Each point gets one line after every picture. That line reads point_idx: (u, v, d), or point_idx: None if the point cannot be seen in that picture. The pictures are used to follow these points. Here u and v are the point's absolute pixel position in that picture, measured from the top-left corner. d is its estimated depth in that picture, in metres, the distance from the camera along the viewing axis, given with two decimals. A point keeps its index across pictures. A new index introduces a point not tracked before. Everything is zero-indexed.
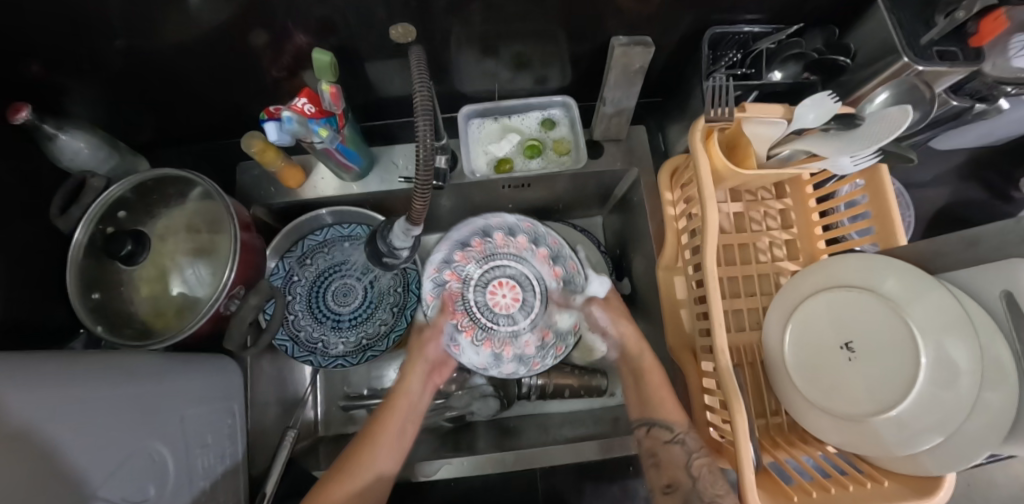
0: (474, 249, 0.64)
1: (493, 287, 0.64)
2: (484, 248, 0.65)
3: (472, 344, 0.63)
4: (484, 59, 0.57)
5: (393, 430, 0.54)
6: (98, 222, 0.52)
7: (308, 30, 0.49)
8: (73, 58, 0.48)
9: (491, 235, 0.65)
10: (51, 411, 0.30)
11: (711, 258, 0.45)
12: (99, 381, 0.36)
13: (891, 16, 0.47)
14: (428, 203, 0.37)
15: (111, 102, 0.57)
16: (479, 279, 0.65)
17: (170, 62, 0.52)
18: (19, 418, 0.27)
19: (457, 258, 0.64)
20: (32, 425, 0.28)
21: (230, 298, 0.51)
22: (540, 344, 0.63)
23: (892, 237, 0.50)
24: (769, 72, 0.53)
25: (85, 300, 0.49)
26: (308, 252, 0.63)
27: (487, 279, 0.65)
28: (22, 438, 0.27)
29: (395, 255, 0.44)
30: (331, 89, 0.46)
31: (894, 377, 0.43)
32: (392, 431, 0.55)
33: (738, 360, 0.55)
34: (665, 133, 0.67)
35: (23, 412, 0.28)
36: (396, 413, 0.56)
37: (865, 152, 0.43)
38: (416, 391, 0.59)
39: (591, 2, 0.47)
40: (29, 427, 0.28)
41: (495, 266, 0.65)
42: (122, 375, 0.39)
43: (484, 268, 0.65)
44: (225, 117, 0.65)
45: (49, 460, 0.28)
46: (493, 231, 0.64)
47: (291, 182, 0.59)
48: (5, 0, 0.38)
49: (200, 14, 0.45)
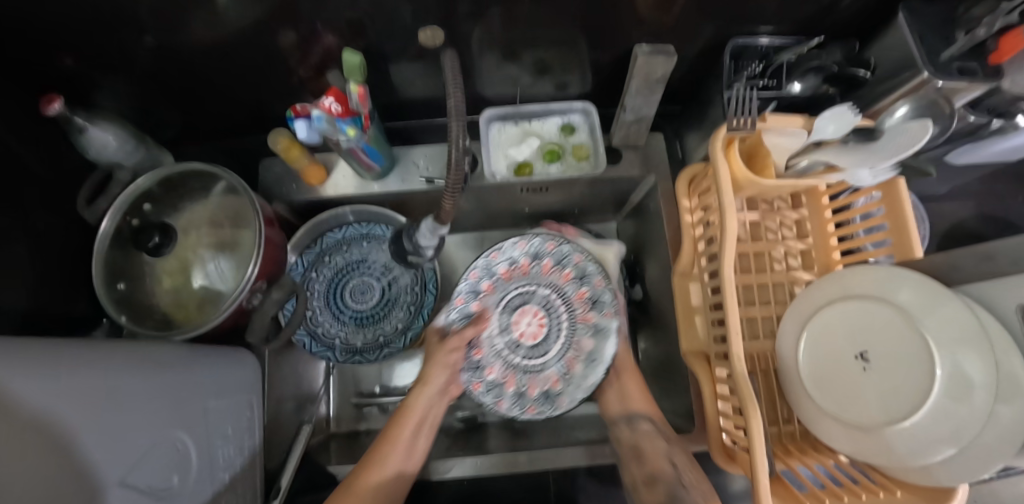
0: (519, 268, 0.63)
1: (520, 312, 0.63)
2: (529, 268, 0.64)
3: (495, 382, 0.61)
4: (507, 65, 0.58)
5: (402, 437, 0.53)
6: (125, 213, 0.53)
7: (337, 31, 0.50)
8: (105, 52, 0.49)
9: (518, 262, 0.63)
10: (73, 397, 0.30)
11: (729, 265, 0.45)
12: (124, 370, 0.36)
13: (912, 31, 0.47)
14: (457, 202, 0.38)
15: (139, 97, 0.57)
16: (503, 307, 0.63)
17: (199, 59, 0.53)
18: (40, 405, 0.28)
19: (482, 287, 0.63)
20: (54, 411, 0.28)
21: (253, 292, 0.52)
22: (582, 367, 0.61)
23: (909, 249, 0.50)
24: (788, 83, 0.53)
25: (111, 290, 0.50)
26: (327, 249, 0.63)
27: (514, 304, 0.63)
28: (40, 423, 0.27)
29: (420, 254, 0.44)
30: (359, 90, 0.47)
31: (908, 389, 0.43)
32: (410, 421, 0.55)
33: (752, 367, 0.55)
34: (682, 141, 0.67)
35: (43, 397, 0.28)
36: (406, 424, 0.55)
37: (884, 166, 0.44)
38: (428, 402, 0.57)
39: (615, 10, 0.48)
40: (48, 414, 0.28)
41: (528, 294, 0.63)
42: (148, 365, 0.39)
43: (507, 297, 0.63)
44: (248, 115, 0.66)
45: (69, 447, 0.29)
46: (519, 257, 0.63)
47: (313, 179, 0.59)
48: None
49: (233, 13, 0.46)
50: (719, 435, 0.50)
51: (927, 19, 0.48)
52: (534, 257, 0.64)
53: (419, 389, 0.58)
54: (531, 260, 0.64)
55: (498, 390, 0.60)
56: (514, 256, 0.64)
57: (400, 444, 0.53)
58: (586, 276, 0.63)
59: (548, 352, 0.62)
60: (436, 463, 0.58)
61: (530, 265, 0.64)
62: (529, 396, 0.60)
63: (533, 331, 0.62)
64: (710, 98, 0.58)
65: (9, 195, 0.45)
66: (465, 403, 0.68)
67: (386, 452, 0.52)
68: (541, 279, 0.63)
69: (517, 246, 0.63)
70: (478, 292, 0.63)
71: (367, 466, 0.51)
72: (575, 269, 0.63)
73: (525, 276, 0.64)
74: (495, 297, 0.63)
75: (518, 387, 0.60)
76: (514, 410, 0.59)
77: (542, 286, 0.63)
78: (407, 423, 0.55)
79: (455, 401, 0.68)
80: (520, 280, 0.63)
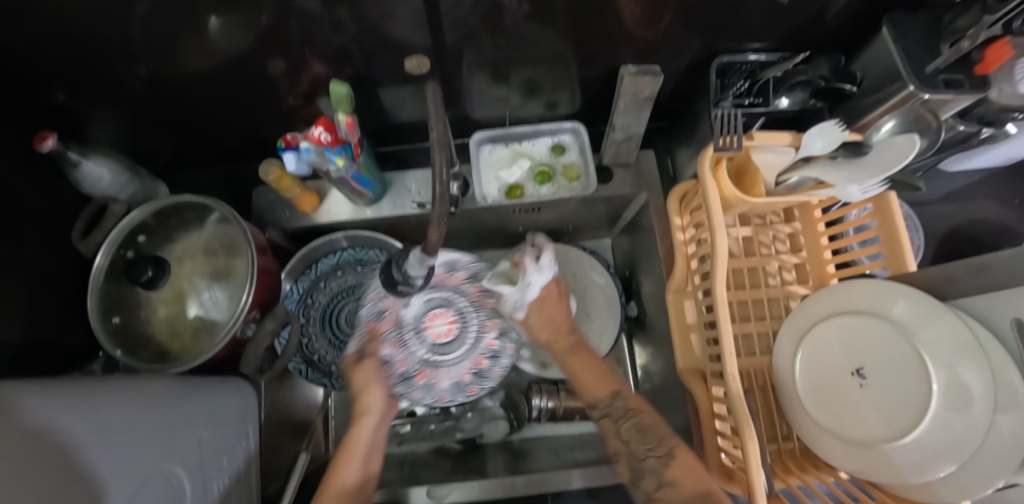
0: (437, 281, 0.60)
1: (433, 313, 0.59)
2: (444, 279, 0.61)
3: (427, 385, 0.59)
4: (495, 86, 0.58)
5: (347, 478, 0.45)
6: (120, 246, 0.53)
7: (324, 59, 0.51)
8: (97, 87, 0.50)
9: (436, 271, 0.61)
10: (85, 424, 0.31)
11: (720, 282, 0.46)
12: (122, 404, 0.37)
13: (896, 45, 0.47)
14: (444, 233, 0.37)
15: (133, 127, 0.58)
16: (420, 311, 0.59)
17: (189, 89, 0.54)
18: (61, 432, 0.29)
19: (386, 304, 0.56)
20: (73, 440, 0.29)
21: (247, 323, 0.52)
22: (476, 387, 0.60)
23: (903, 262, 0.49)
24: (776, 99, 0.52)
25: (107, 324, 0.50)
26: (314, 277, 0.63)
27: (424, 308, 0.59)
28: (53, 443, 0.28)
29: (410, 284, 0.43)
30: (348, 119, 0.48)
31: (908, 402, 0.43)
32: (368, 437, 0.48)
33: (748, 384, 0.54)
34: (674, 157, 0.66)
35: (55, 419, 0.29)
36: (351, 459, 0.46)
37: (871, 182, 0.44)
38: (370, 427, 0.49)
39: (597, 29, 0.48)
40: (64, 436, 0.29)
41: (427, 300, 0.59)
42: (145, 398, 0.39)
43: (430, 299, 0.59)
44: (241, 142, 0.66)
45: (82, 468, 0.29)
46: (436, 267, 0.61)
47: (305, 206, 0.59)
48: (37, 29, 0.41)
49: (220, 43, 0.46)
50: (718, 455, 0.50)
51: (911, 28, 0.47)
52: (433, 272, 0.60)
53: (357, 422, 0.49)
54: (445, 270, 0.61)
55: (433, 389, 0.60)
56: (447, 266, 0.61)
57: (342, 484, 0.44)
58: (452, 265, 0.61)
59: (451, 353, 0.60)
60: (433, 489, 0.56)
61: (446, 275, 0.61)
62: (466, 382, 0.60)
63: (446, 330, 0.59)
64: (698, 113, 0.57)
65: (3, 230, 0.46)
66: (464, 425, 0.65)
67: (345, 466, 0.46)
68: (441, 288, 0.60)
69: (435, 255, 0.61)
70: (382, 312, 0.55)
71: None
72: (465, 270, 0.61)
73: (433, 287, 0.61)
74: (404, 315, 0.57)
75: (450, 379, 0.60)
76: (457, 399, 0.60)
77: (445, 290, 0.60)
78: (356, 465, 0.46)
79: (453, 423, 0.65)
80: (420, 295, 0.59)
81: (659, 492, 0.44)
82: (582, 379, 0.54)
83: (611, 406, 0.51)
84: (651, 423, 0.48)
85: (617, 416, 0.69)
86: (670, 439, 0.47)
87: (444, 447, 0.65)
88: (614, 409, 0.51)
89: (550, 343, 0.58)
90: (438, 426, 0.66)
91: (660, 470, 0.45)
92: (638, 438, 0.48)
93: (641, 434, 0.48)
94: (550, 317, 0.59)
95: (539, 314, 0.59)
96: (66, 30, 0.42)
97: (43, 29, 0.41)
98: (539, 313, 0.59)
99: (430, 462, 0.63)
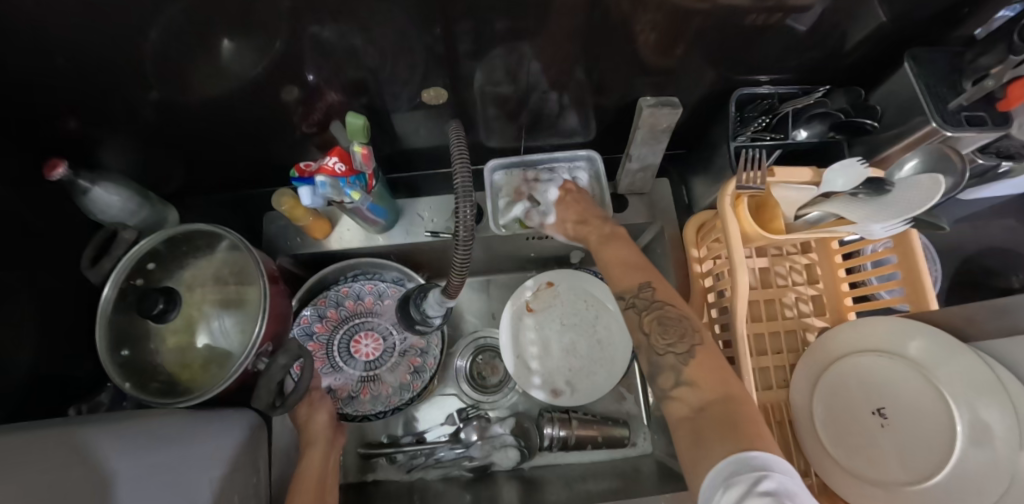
0: (331, 317, 0.63)
1: (360, 336, 0.63)
2: (359, 307, 0.63)
3: (363, 397, 0.61)
4: (510, 113, 0.58)
5: None
6: (128, 274, 0.52)
7: (339, 87, 0.51)
8: (109, 111, 0.49)
9: (362, 299, 0.63)
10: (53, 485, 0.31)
11: (741, 319, 0.46)
12: (147, 443, 0.39)
13: (919, 80, 0.46)
14: (464, 279, 0.37)
15: (142, 152, 0.57)
16: (347, 336, 0.63)
17: (201, 115, 0.53)
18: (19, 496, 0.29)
19: (316, 328, 0.62)
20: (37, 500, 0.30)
21: (259, 356, 0.51)
22: (383, 393, 0.61)
23: (923, 299, 0.48)
24: (795, 131, 0.52)
25: (114, 357, 0.49)
26: (333, 301, 0.62)
27: (353, 332, 0.63)
28: None
29: (428, 322, 0.43)
30: (363, 150, 0.48)
31: (931, 444, 0.41)
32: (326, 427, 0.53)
33: (767, 419, 0.53)
34: (689, 186, 0.66)
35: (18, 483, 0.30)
36: None
37: (895, 222, 0.42)
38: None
39: (613, 59, 0.48)
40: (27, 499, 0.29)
41: (359, 326, 0.63)
42: (150, 440, 0.40)
43: (353, 325, 0.63)
44: (252, 168, 0.66)
45: None
46: (365, 295, 0.63)
47: (318, 233, 0.59)
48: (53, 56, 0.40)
49: (235, 72, 0.46)
50: None
51: (931, 64, 0.47)
52: (338, 305, 0.63)
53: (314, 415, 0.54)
54: (374, 297, 0.63)
55: (375, 398, 0.61)
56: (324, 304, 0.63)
57: None
58: (379, 292, 0.63)
59: (381, 366, 0.62)
60: None
61: (357, 304, 0.63)
62: (405, 384, 0.62)
63: (371, 350, 0.62)
64: (714, 145, 0.57)
65: (12, 258, 0.45)
66: (474, 452, 0.64)
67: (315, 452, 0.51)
68: (354, 317, 0.63)
69: (367, 285, 0.63)
70: (311, 334, 0.61)
71: None
72: (370, 294, 0.63)
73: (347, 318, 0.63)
74: (328, 341, 0.62)
75: (389, 386, 0.61)
76: (399, 400, 0.61)
77: (361, 318, 0.63)
78: None
79: (462, 450, 0.64)
80: (338, 325, 0.62)
81: (678, 388, 0.41)
82: (613, 270, 0.51)
83: (637, 296, 0.47)
84: (678, 316, 0.45)
85: (628, 445, 0.68)
86: (695, 333, 0.43)
87: (453, 476, 0.64)
88: (640, 299, 0.47)
89: (585, 238, 0.55)
90: (448, 454, 0.65)
91: (678, 366, 0.42)
92: (659, 330, 0.44)
93: (664, 327, 0.44)
94: (575, 211, 0.57)
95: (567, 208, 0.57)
96: (82, 58, 0.42)
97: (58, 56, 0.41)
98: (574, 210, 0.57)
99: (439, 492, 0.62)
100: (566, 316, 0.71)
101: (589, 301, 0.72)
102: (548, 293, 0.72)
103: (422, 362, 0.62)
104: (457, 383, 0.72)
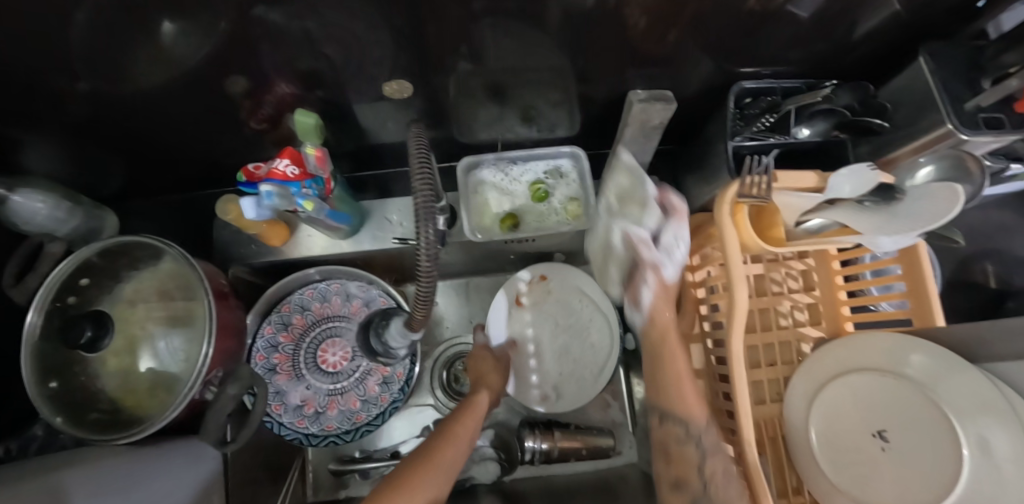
0: (295, 326, 0.56)
1: (327, 345, 0.56)
2: (325, 312, 0.57)
3: (330, 415, 0.54)
4: (487, 106, 0.52)
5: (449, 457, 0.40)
6: (57, 294, 0.47)
7: (292, 77, 0.44)
8: (18, 106, 0.42)
9: (328, 301, 0.57)
10: None
11: (737, 339, 0.42)
12: (96, 480, 0.36)
13: (933, 76, 0.42)
14: (429, 315, 0.33)
15: (71, 153, 0.51)
16: (313, 347, 0.56)
17: (133, 111, 0.47)
18: None
19: (279, 339, 0.55)
20: None
21: (207, 384, 0.46)
22: (353, 409, 0.55)
23: (929, 315, 0.45)
24: (796, 128, 0.48)
25: (43, 390, 0.43)
26: (297, 307, 0.56)
27: (320, 341, 0.56)
28: None
29: (391, 354, 0.38)
30: (316, 152, 0.43)
31: (934, 471, 0.39)
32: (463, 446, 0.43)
33: (759, 436, 0.51)
34: (680, 185, 0.62)
35: None
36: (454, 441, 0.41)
37: (906, 237, 0.38)
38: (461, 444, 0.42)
39: (601, 47, 0.43)
40: None
41: (327, 336, 0.57)
42: (121, 489, 0.36)
43: (319, 334, 0.56)
44: (201, 168, 0.59)
45: None
46: (332, 297, 0.57)
47: (275, 240, 0.53)
48: None
49: (163, 61, 0.40)
50: None
51: (950, 57, 0.43)
52: (303, 311, 0.57)
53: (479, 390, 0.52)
54: (342, 301, 0.57)
55: (343, 415, 0.55)
56: (286, 313, 0.56)
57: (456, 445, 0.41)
58: (348, 293, 0.57)
59: (350, 378, 0.55)
60: None
61: (324, 309, 0.57)
62: (376, 397, 0.55)
63: (340, 361, 0.56)
64: (709, 142, 0.53)
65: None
66: None
67: (440, 459, 0.39)
68: (320, 325, 0.57)
69: (333, 286, 0.57)
70: (274, 347, 0.55)
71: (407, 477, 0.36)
72: (338, 296, 0.57)
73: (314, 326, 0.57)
74: (293, 354, 0.55)
75: (358, 400, 0.55)
76: (370, 415, 0.55)
77: (328, 325, 0.57)
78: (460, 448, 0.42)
79: None
80: (303, 334, 0.56)
81: None
82: (667, 386, 0.44)
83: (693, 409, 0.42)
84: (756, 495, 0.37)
85: (614, 455, 0.65)
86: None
87: None
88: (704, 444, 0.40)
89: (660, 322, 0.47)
90: None
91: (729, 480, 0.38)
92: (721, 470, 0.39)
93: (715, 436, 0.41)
94: (670, 295, 0.47)
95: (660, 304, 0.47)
96: None
97: None
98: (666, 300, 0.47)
99: None
100: (559, 315, 0.67)
101: (585, 299, 0.67)
102: (541, 287, 0.68)
103: (394, 368, 0.56)
104: (432, 392, 0.68)
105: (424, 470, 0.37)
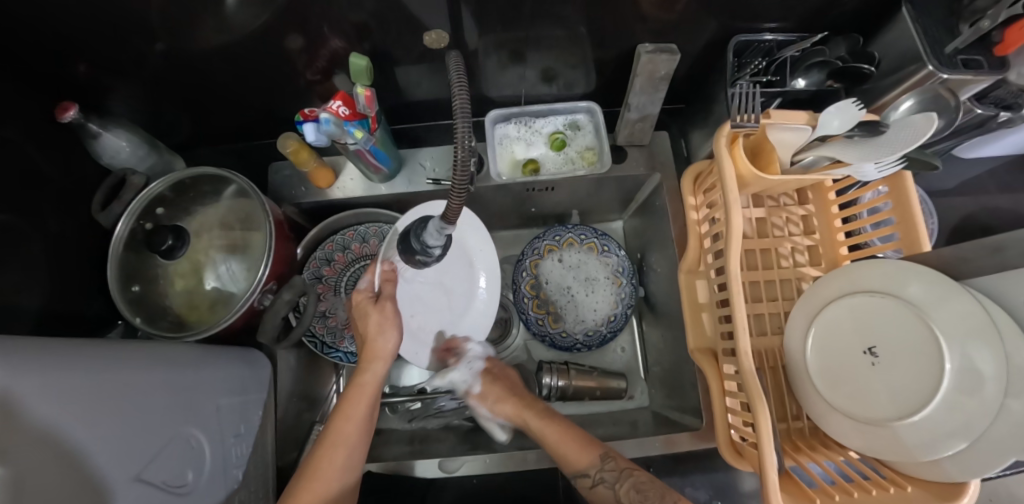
0: (338, 263, 0.66)
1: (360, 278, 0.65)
2: (362, 253, 0.66)
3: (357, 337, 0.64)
4: (512, 66, 0.58)
5: (354, 416, 0.48)
6: (138, 217, 0.54)
7: (343, 35, 0.50)
8: (113, 59, 0.49)
9: (366, 242, 0.66)
10: (86, 401, 0.30)
11: (734, 261, 0.45)
12: (80, 381, 0.30)
13: (914, 24, 0.47)
14: (465, 201, 0.34)
15: (148, 101, 0.58)
16: (349, 280, 0.66)
17: (204, 66, 0.54)
18: (49, 414, 0.27)
19: (324, 272, 0.65)
20: (68, 424, 0.28)
21: (264, 293, 0.53)
22: None
23: (916, 241, 0.50)
24: (792, 80, 0.54)
25: (126, 292, 0.51)
26: (339, 246, 0.65)
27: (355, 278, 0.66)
28: (51, 439, 0.27)
29: (428, 253, 0.44)
30: (365, 92, 0.49)
31: (915, 382, 0.41)
32: (365, 401, 0.49)
33: (760, 363, 0.54)
34: (688, 139, 0.68)
35: (69, 416, 0.28)
36: (359, 396, 0.49)
37: (889, 160, 0.42)
38: (374, 372, 0.50)
39: (614, 9, 0.48)
40: (56, 429, 0.27)
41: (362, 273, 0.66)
42: (168, 364, 0.40)
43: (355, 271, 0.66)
44: (256, 119, 0.67)
45: (76, 465, 0.28)
46: (369, 239, 0.66)
47: (321, 182, 0.61)
48: (56, 4, 0.41)
49: (235, 18, 0.46)
50: (727, 432, 0.50)
51: (931, 10, 0.48)
52: (344, 250, 0.66)
53: (369, 364, 0.50)
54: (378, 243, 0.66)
55: None
56: (328, 252, 0.66)
57: (360, 405, 0.49)
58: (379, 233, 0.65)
59: None
60: (445, 461, 0.61)
61: (361, 249, 0.66)
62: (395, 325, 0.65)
63: None
64: (713, 94, 0.58)
65: (21, 205, 0.46)
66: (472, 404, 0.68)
67: (319, 480, 0.45)
68: (359, 260, 0.66)
69: (370, 230, 0.66)
70: (320, 278, 0.65)
71: (321, 451, 0.46)
72: (374, 237, 0.66)
73: (352, 262, 0.66)
74: (335, 284, 0.66)
75: None
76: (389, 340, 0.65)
77: (364, 262, 0.66)
78: (363, 404, 0.49)
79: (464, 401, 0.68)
80: (345, 270, 0.66)
81: None
82: (563, 450, 0.52)
83: (601, 469, 0.49)
84: (648, 481, 0.48)
85: (626, 397, 0.72)
86: (672, 493, 0.46)
87: (455, 425, 0.68)
88: (606, 474, 0.49)
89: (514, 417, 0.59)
90: (450, 405, 0.68)
91: None
92: (637, 498, 0.47)
93: (642, 494, 0.47)
94: (498, 395, 0.61)
95: (493, 391, 0.62)
96: (84, 6, 0.41)
97: (62, 6, 0.41)
98: (501, 389, 0.61)
99: (443, 439, 0.65)
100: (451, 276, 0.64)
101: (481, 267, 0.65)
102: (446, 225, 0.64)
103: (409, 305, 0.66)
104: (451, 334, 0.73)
105: (310, 494, 0.44)
